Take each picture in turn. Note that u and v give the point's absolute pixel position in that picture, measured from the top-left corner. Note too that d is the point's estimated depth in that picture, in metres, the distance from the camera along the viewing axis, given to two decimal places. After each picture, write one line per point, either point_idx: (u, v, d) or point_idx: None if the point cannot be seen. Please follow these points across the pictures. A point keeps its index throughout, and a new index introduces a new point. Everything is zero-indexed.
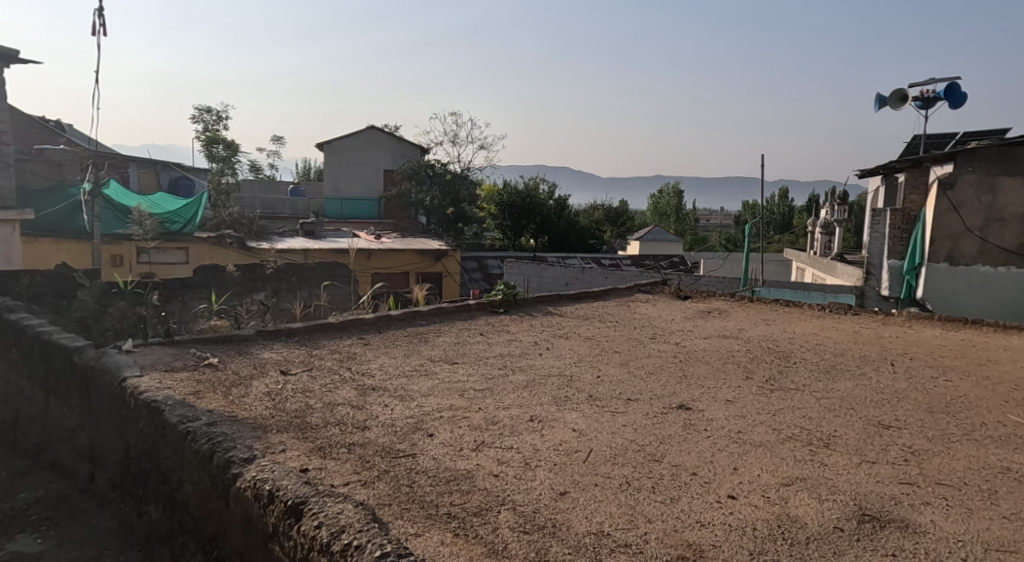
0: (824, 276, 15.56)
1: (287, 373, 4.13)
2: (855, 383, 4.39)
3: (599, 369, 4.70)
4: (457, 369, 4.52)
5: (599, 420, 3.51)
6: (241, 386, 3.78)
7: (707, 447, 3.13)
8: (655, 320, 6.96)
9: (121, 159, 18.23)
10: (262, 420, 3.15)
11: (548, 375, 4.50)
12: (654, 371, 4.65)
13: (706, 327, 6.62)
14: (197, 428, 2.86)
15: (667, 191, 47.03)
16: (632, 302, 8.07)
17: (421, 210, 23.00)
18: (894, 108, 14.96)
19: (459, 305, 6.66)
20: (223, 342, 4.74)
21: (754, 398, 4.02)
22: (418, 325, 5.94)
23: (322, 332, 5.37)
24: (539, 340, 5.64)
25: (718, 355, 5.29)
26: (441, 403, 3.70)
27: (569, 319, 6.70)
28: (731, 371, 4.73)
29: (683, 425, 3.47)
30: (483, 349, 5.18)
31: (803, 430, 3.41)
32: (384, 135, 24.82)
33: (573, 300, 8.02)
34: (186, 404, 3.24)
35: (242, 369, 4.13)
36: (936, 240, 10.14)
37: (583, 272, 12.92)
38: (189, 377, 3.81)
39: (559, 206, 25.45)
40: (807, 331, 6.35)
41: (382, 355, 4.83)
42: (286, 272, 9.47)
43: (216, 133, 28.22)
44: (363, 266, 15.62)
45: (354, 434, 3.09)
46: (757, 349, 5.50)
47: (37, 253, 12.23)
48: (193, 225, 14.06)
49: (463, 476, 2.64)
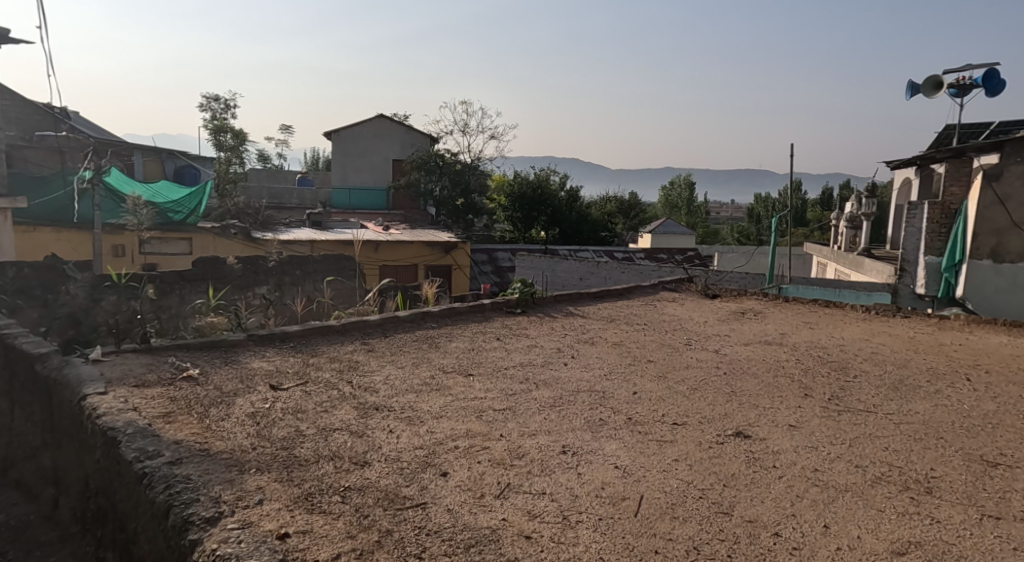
0: (850, 272, 14.86)
1: (277, 389, 3.58)
2: (935, 403, 3.77)
3: (633, 384, 4.12)
4: (472, 383, 3.95)
5: (646, 454, 2.94)
6: (222, 406, 3.23)
7: (781, 493, 2.56)
8: (686, 322, 6.35)
9: (126, 146, 17.81)
10: (241, 455, 2.61)
11: (577, 391, 3.92)
12: (697, 387, 4.06)
13: (744, 331, 6.01)
14: (155, 471, 2.30)
15: (678, 182, 46.17)
16: (658, 302, 7.47)
17: (430, 201, 22.44)
18: (927, 96, 14.22)
19: (473, 305, 6.09)
20: (209, 349, 4.19)
21: (821, 423, 3.42)
22: (428, 328, 5.37)
23: (322, 336, 4.81)
24: (562, 347, 5.06)
25: (766, 366, 4.69)
26: (457, 429, 3.13)
27: (593, 322, 6.11)
28: (786, 387, 4.13)
29: (746, 461, 2.89)
30: (500, 358, 4.60)
31: (893, 467, 2.82)
32: (394, 124, 24.21)
33: (594, 299, 7.42)
34: (148, 432, 2.68)
35: (226, 384, 3.57)
36: (979, 236, 9.48)
37: (599, 266, 12.32)
38: (161, 394, 3.25)
39: (571, 198, 24.73)
40: (858, 337, 5.72)
41: (388, 364, 4.26)
42: (289, 265, 8.90)
43: (223, 122, 27.62)
44: (370, 258, 15.17)
45: (350, 474, 2.53)
46: (809, 359, 4.89)
47: (35, 242, 11.60)
48: (197, 215, 13.57)
49: (487, 541, 2.09)
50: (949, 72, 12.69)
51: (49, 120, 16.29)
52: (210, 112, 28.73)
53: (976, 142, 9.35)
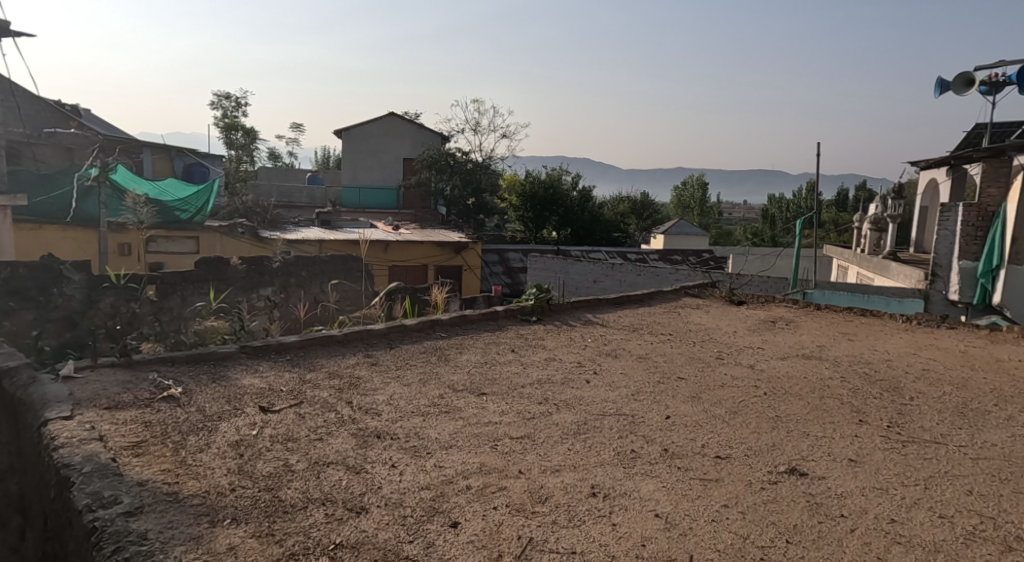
0: (875, 276, 14.31)
1: (267, 412, 3.19)
2: (1014, 434, 3.31)
3: (664, 406, 3.70)
4: (486, 405, 3.54)
5: (687, 497, 2.53)
6: (204, 433, 2.84)
7: (856, 555, 2.15)
8: (714, 333, 5.91)
9: (135, 143, 17.54)
10: (216, 500, 2.22)
11: (602, 414, 3.51)
12: (737, 412, 3.63)
13: (779, 343, 5.55)
14: (108, 529, 1.92)
15: (690, 183, 45.53)
16: (682, 309, 7.03)
17: (441, 200, 22.06)
18: (957, 93, 13.70)
19: (486, 313, 5.68)
20: (197, 363, 3.80)
21: (886, 458, 2.97)
22: (438, 338, 4.97)
23: (321, 348, 4.41)
24: (583, 361, 4.63)
25: (809, 385, 4.24)
26: (469, 464, 2.74)
27: (614, 332, 5.68)
28: (836, 410, 3.68)
29: (807, 507, 2.47)
30: (515, 374, 4.19)
31: (984, 519, 2.38)
32: (404, 121, 23.84)
33: (612, 306, 7.00)
34: (109, 470, 2.29)
35: (211, 405, 3.18)
36: (1020, 240, 8.94)
37: (614, 268, 11.88)
38: (134, 419, 2.87)
39: (583, 198, 24.24)
40: (904, 350, 5.26)
41: (393, 382, 3.86)
42: (295, 266, 8.52)
43: (234, 120, 27.37)
44: (379, 258, 14.80)
45: (343, 525, 2.15)
46: (854, 377, 4.45)
47: (40, 240, 11.14)
48: (203, 214, 13.09)
49: None
50: (983, 67, 12.14)
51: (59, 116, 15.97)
52: (221, 110, 28.50)
53: (1018, 141, 8.84)
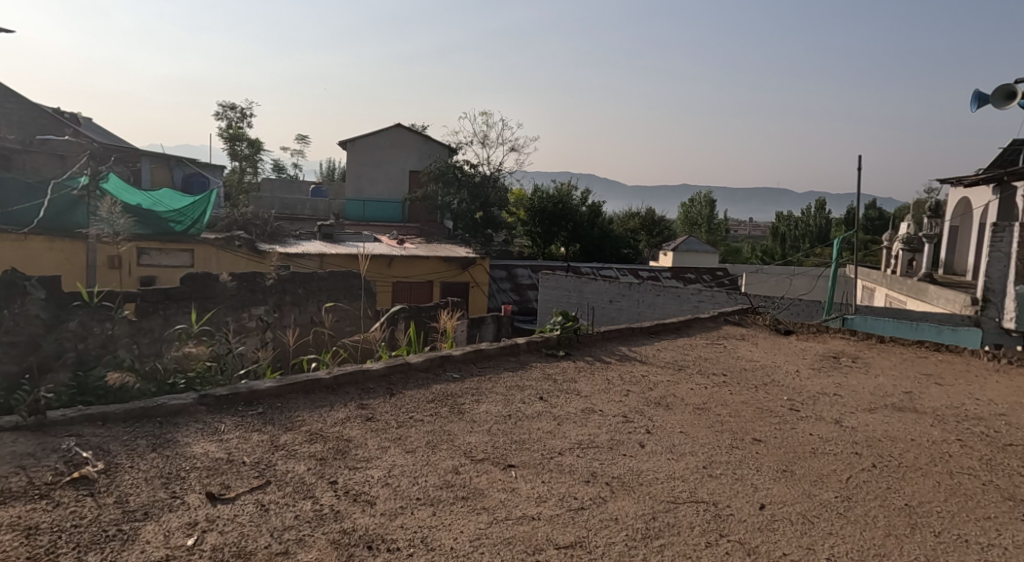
0: (908, 300, 13.35)
1: (216, 502, 2.28)
2: None
3: (752, 487, 2.79)
4: (517, 487, 2.63)
5: None
6: (112, 547, 1.95)
7: None
8: (775, 373, 4.98)
9: (132, 152, 16.77)
10: None
11: (674, 502, 2.59)
12: (853, 498, 2.70)
13: (856, 387, 4.64)
14: None
15: (698, 200, 44.52)
16: (727, 341, 6.12)
17: (447, 214, 21.14)
18: (998, 107, 12.84)
19: (505, 346, 4.78)
20: (138, 421, 2.92)
21: None
22: (450, 381, 4.07)
23: (305, 396, 3.51)
24: (629, 414, 3.71)
25: (925, 453, 3.30)
26: None
27: (658, 371, 4.76)
28: (983, 497, 2.75)
29: None
30: (548, 435, 3.27)
31: None
32: (410, 133, 23.14)
33: (647, 336, 6.09)
34: None
35: (139, 490, 2.28)
36: None
37: (632, 288, 10.96)
38: (11, 527, 1.97)
39: (592, 213, 23.38)
40: (1010, 400, 4.37)
41: (394, 447, 2.95)
42: (290, 282, 7.49)
43: (238, 130, 26.64)
44: (382, 274, 13.87)
45: None
46: (973, 441, 3.51)
47: (26, 253, 10.05)
48: (199, 226, 12.23)
49: None
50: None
51: (53, 122, 15.02)
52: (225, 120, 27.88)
53: None
